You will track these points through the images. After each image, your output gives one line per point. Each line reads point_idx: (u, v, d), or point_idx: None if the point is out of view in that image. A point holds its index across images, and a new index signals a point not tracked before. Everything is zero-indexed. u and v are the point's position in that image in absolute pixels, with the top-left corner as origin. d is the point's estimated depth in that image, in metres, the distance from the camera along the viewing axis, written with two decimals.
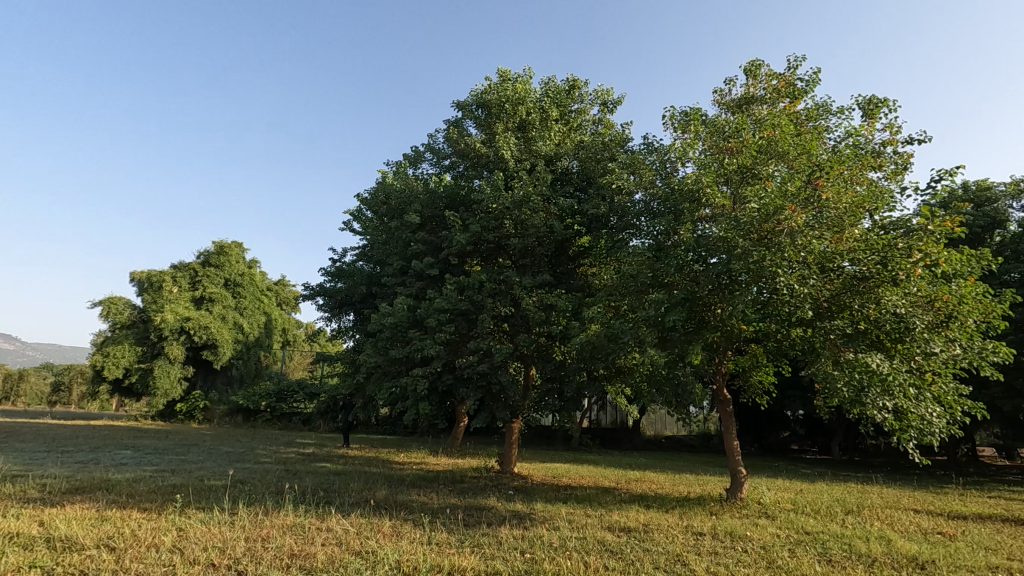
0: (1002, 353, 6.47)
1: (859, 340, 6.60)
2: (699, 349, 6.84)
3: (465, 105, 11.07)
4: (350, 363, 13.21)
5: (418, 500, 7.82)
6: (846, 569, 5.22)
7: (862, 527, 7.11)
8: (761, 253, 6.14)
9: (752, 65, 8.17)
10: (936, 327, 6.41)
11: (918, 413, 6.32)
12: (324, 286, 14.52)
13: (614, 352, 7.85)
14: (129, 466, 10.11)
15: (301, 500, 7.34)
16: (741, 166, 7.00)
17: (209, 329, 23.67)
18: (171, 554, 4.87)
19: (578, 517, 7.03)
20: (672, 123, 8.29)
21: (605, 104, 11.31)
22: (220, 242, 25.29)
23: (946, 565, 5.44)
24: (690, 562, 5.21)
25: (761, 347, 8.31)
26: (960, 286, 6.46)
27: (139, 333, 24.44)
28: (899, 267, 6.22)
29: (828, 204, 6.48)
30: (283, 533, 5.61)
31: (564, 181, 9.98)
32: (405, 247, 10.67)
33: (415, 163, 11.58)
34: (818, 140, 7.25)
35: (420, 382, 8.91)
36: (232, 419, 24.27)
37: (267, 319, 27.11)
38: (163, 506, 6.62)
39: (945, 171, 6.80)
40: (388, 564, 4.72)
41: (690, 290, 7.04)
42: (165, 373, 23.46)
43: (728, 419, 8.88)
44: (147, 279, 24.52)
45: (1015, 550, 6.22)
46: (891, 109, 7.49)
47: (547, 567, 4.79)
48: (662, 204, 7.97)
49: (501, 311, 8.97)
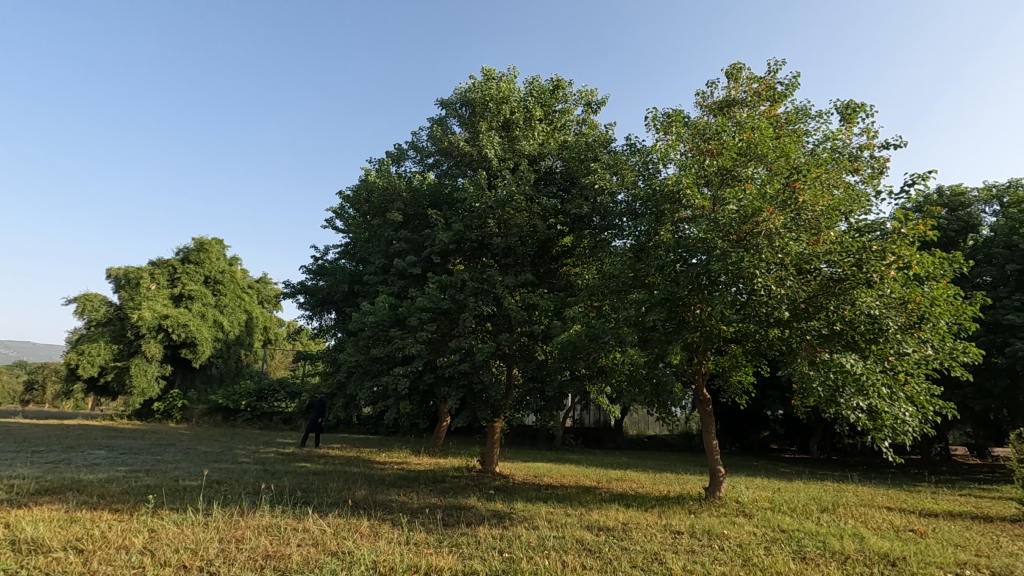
0: (971, 353, 6.71)
1: (834, 340, 6.75)
2: (679, 349, 6.89)
3: (449, 103, 11.08)
4: (331, 362, 13.06)
5: (398, 500, 7.75)
6: (820, 567, 5.28)
7: (837, 525, 7.22)
8: (739, 254, 6.19)
9: (733, 68, 8.24)
10: (909, 329, 6.53)
11: (892, 413, 6.42)
12: (306, 284, 14.42)
13: (595, 352, 7.89)
14: (102, 467, 9.89)
15: (278, 501, 7.24)
16: (722, 168, 7.08)
17: (188, 327, 23.28)
18: (141, 555, 4.77)
19: (558, 517, 7.02)
20: (654, 124, 8.34)
21: (589, 104, 11.35)
22: (200, 238, 24.95)
23: (916, 561, 5.54)
24: (667, 560, 5.24)
25: (741, 348, 8.38)
26: (932, 288, 6.62)
27: (115, 331, 23.94)
28: (873, 269, 6.32)
29: (805, 206, 6.58)
30: (258, 533, 5.53)
31: (547, 181, 10.00)
32: (387, 245, 10.61)
33: (398, 160, 11.50)
34: (797, 143, 7.37)
35: (401, 382, 8.83)
36: (211, 419, 23.88)
37: (248, 317, 26.75)
38: (135, 507, 6.50)
39: (918, 175, 6.92)
40: (365, 564, 4.69)
41: (671, 291, 7.09)
42: (142, 371, 23.02)
43: (707, 418, 8.96)
44: (124, 276, 24.10)
45: (983, 547, 6.34)
46: (868, 114, 7.63)
47: (523, 567, 4.77)
48: (644, 204, 8.01)
49: (483, 310, 8.92)
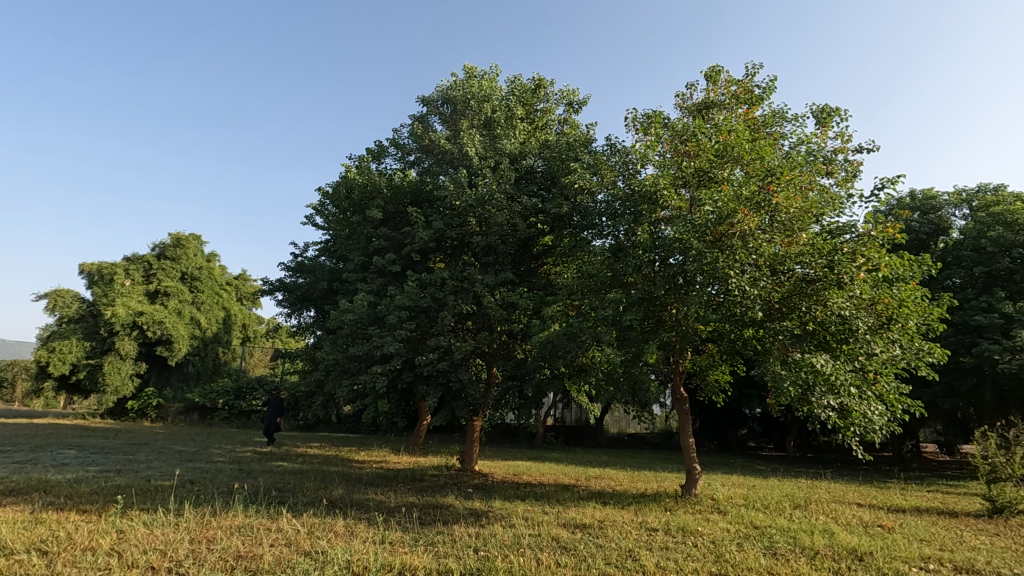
0: (936, 353, 6.92)
1: (806, 340, 6.89)
2: (655, 348, 6.97)
3: (430, 100, 11.06)
4: (310, 359, 12.94)
5: (375, 499, 7.70)
6: (789, 562, 5.40)
7: (807, 521, 7.37)
8: (714, 254, 6.29)
9: (712, 70, 8.32)
10: (877, 329, 6.70)
11: (861, 412, 6.60)
12: (285, 281, 14.32)
13: (573, 351, 7.95)
14: (71, 467, 9.66)
15: (252, 501, 7.14)
16: (699, 169, 7.17)
17: (164, 325, 22.83)
18: (108, 556, 4.69)
19: (534, 515, 7.06)
20: (633, 125, 8.41)
21: (571, 104, 11.40)
22: (177, 234, 24.42)
23: (881, 556, 5.69)
24: (641, 557, 5.30)
25: (717, 347, 8.48)
26: (901, 289, 6.78)
27: (87, 328, 23.37)
28: (844, 271, 6.45)
29: (779, 208, 6.71)
30: (230, 533, 5.46)
31: (528, 180, 9.94)
32: (367, 242, 10.57)
33: (379, 157, 11.42)
34: (773, 146, 7.48)
35: (379, 380, 8.73)
36: (187, 417, 23.65)
37: (226, 314, 26.30)
38: (104, 507, 6.38)
39: (888, 179, 7.08)
40: (338, 564, 4.66)
41: (648, 290, 7.15)
42: (115, 369, 22.52)
43: (684, 417, 9.04)
44: (97, 271, 23.53)
45: (947, 541, 6.53)
46: (842, 119, 7.77)
47: (499, 565, 4.79)
48: (623, 204, 8.07)
49: (462, 309, 8.90)
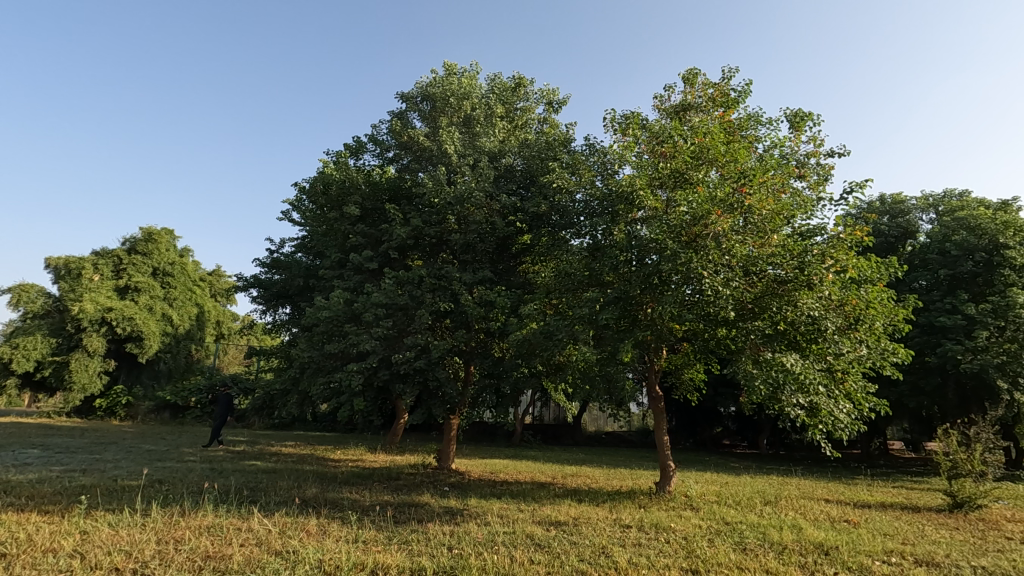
0: (899, 353, 7.15)
1: (777, 340, 6.99)
2: (630, 347, 7.04)
3: (409, 97, 10.95)
4: (285, 357, 12.77)
5: (349, 498, 7.64)
6: (757, 557, 5.51)
7: (777, 517, 7.53)
8: (689, 254, 6.38)
9: (689, 73, 8.42)
10: (845, 330, 6.87)
11: (828, 410, 6.79)
12: (259, 277, 14.10)
13: (550, 350, 7.99)
14: (32, 467, 9.36)
15: (222, 501, 7.01)
16: (675, 170, 7.28)
17: (134, 321, 22.25)
18: (70, 558, 4.57)
19: (510, 513, 7.09)
20: (612, 125, 8.49)
21: (550, 103, 11.46)
22: (148, 228, 23.87)
23: (847, 550, 5.83)
24: (613, 553, 5.36)
25: (691, 347, 8.58)
26: (868, 291, 6.95)
27: (53, 324, 22.53)
28: (815, 272, 6.62)
29: (752, 209, 6.89)
30: (199, 533, 5.36)
31: (507, 178, 9.79)
32: (344, 239, 10.47)
33: (357, 153, 11.30)
34: (748, 148, 7.58)
35: (355, 378, 8.60)
36: (158, 416, 23.13)
37: (199, 310, 25.81)
38: (67, 507, 6.23)
39: (856, 184, 7.28)
40: (309, 564, 4.60)
41: (623, 290, 7.24)
42: (83, 366, 21.88)
43: (660, 415, 9.12)
44: (64, 266, 22.82)
45: (910, 536, 6.73)
46: (815, 123, 7.93)
47: (472, 563, 4.79)
48: (601, 203, 8.11)
49: (440, 307, 8.85)
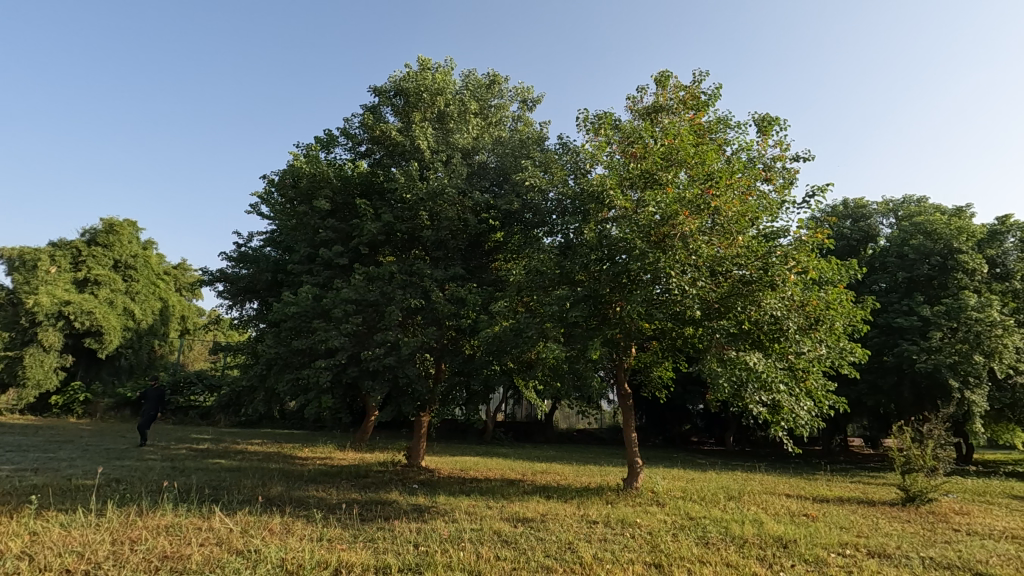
0: (857, 352, 7.42)
1: (741, 339, 7.13)
2: (598, 345, 7.10)
3: (382, 91, 10.77)
4: (252, 354, 12.51)
5: (316, 496, 7.55)
6: (719, 550, 5.65)
7: (739, 512, 7.73)
8: (657, 254, 6.47)
9: (661, 75, 8.53)
10: (806, 329, 7.06)
11: (789, 407, 7.00)
12: (225, 271, 13.74)
13: (521, 347, 8.02)
14: None
15: (182, 500, 6.81)
16: (645, 171, 7.36)
17: (93, 315, 21.47)
18: (18, 560, 4.40)
19: (478, 509, 7.10)
20: (584, 125, 8.57)
21: (525, 101, 11.48)
22: (110, 219, 23.11)
23: (804, 543, 6.02)
24: (579, 549, 5.42)
25: (659, 346, 8.74)
26: (828, 292, 7.16)
27: (5, 317, 21.51)
28: (777, 273, 6.78)
29: (719, 210, 7.01)
30: (157, 533, 5.22)
31: (480, 175, 9.80)
32: (314, 233, 10.30)
33: (328, 146, 11.13)
34: (717, 151, 7.72)
35: (323, 375, 8.45)
36: (118, 414, 22.36)
37: (162, 305, 25.07)
38: (17, 508, 5.99)
39: (818, 188, 7.52)
40: (271, 563, 4.53)
41: (593, 289, 7.37)
42: (37, 362, 20.97)
43: (628, 412, 9.23)
44: (18, 257, 21.88)
45: (864, 528, 6.97)
46: (781, 127, 8.12)
47: (438, 559, 4.78)
48: (572, 202, 8.17)
49: (411, 303, 8.75)
